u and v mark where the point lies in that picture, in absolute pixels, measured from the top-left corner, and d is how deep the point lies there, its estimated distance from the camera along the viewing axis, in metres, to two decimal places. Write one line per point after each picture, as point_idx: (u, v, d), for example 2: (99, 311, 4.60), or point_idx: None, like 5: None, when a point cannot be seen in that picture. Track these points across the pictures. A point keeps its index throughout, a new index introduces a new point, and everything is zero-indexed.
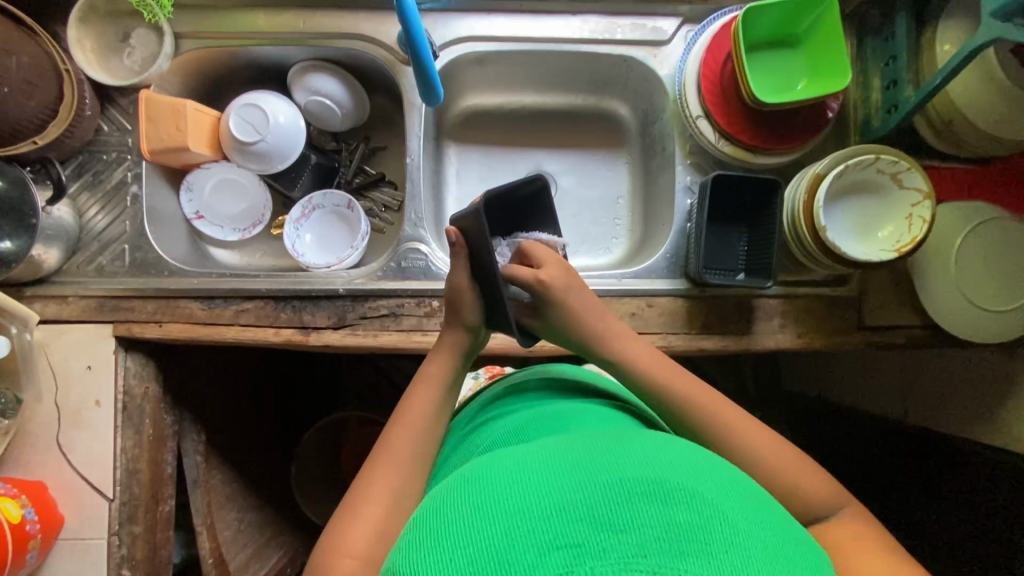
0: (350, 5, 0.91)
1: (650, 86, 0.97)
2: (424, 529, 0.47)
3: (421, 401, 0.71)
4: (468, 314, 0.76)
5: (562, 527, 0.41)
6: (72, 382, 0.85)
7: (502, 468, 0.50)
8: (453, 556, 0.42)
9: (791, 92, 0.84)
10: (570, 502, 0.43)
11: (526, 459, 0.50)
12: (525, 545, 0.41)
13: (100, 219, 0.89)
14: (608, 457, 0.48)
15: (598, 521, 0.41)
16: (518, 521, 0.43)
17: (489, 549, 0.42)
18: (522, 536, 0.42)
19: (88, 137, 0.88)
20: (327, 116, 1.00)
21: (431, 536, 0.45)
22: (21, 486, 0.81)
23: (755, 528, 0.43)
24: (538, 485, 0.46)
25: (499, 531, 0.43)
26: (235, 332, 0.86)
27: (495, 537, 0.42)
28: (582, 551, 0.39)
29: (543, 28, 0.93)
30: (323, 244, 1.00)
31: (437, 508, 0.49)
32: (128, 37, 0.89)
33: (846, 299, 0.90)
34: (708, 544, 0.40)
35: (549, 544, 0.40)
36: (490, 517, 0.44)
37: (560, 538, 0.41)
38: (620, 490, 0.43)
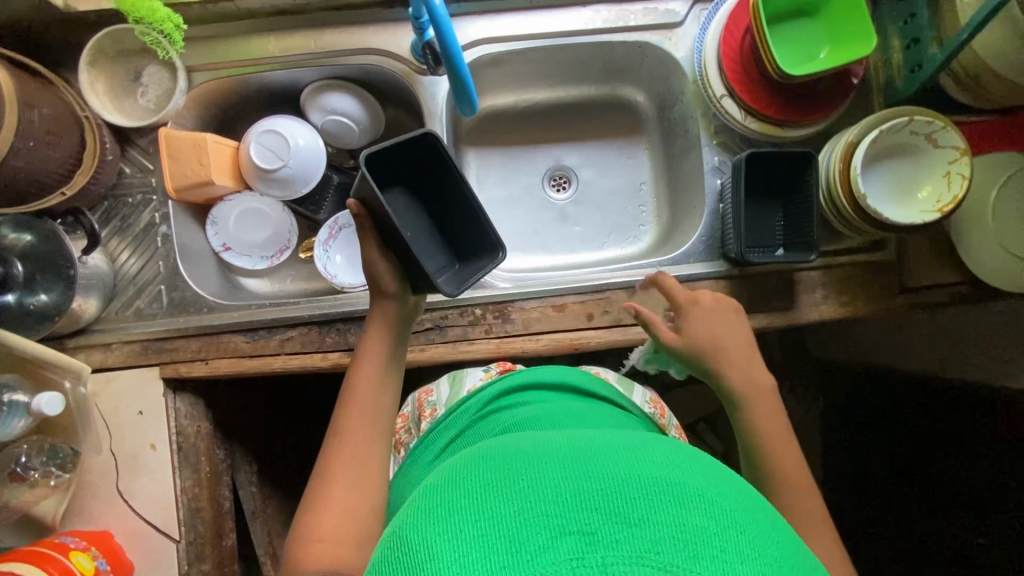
0: (361, 19, 0.90)
1: (666, 70, 0.96)
2: (430, 502, 0.46)
3: (365, 372, 0.72)
4: (388, 282, 0.73)
5: (576, 512, 0.40)
6: (126, 429, 0.85)
7: (515, 456, 0.49)
8: (461, 528, 0.41)
9: (814, 62, 0.83)
10: (585, 488, 0.42)
11: (541, 449, 0.49)
12: (538, 526, 0.40)
13: (132, 263, 0.88)
14: (626, 453, 0.47)
15: (613, 510, 0.40)
16: (530, 501, 0.42)
17: (498, 526, 0.40)
18: (532, 518, 0.40)
19: (111, 181, 0.87)
20: (345, 135, 0.99)
21: (438, 510, 0.44)
22: (88, 537, 0.81)
23: (770, 542, 0.42)
24: (553, 470, 0.45)
25: (509, 508, 0.42)
26: (283, 361, 0.85)
27: (502, 516, 0.41)
28: (593, 540, 0.39)
29: (556, 22, 0.91)
30: (354, 262, 1.00)
31: (446, 484, 0.48)
32: (140, 76, 0.88)
33: (884, 263, 0.91)
34: (724, 552, 0.39)
35: (559, 529, 0.39)
36: (499, 497, 0.43)
37: (572, 524, 0.40)
38: (639, 486, 0.42)
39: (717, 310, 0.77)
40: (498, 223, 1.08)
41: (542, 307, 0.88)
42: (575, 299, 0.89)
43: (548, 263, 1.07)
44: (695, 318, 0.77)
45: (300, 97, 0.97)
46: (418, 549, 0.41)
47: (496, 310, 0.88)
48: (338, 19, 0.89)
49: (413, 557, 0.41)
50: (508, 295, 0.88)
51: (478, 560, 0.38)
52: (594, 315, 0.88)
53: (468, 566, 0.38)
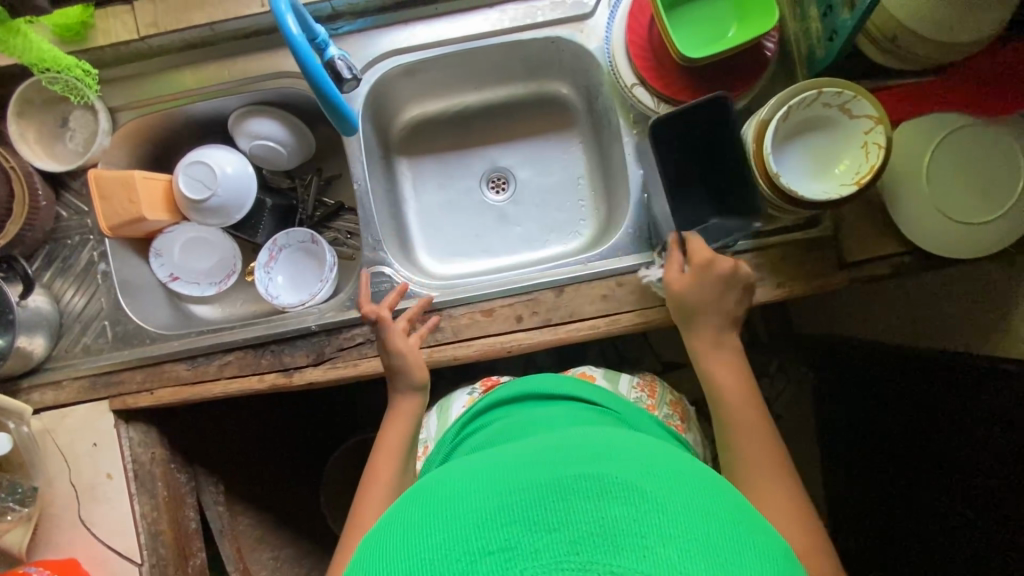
0: (269, 44, 0.90)
1: (584, 63, 0.95)
2: (372, 545, 0.47)
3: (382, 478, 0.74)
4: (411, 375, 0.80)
5: (495, 531, 0.41)
6: (83, 461, 0.89)
7: (448, 482, 0.50)
8: (390, 571, 0.42)
9: (722, 41, 0.80)
10: (505, 505, 0.43)
11: (472, 471, 0.50)
12: (459, 553, 0.41)
13: (77, 301, 0.92)
14: (550, 458, 0.48)
15: (532, 521, 0.41)
16: (454, 527, 0.43)
17: (423, 562, 0.41)
18: (454, 544, 0.41)
19: (49, 226, 0.91)
20: (274, 158, 1.00)
21: (377, 552, 0.45)
22: (52, 566, 0.85)
23: (698, 514, 0.42)
24: (476, 493, 0.46)
25: (436, 539, 0.42)
26: (222, 385, 0.88)
27: (428, 549, 0.42)
28: (511, 556, 0.39)
29: (463, 26, 0.91)
30: (297, 280, 1.02)
31: (388, 523, 0.49)
32: (67, 121, 0.91)
33: (822, 239, 0.88)
34: (645, 537, 0.39)
35: (480, 551, 0.40)
36: (427, 528, 0.44)
37: (490, 543, 0.40)
38: (555, 489, 0.43)
39: (725, 276, 0.78)
40: (437, 230, 1.08)
41: (470, 313, 0.88)
42: (502, 302, 0.88)
43: (489, 266, 1.07)
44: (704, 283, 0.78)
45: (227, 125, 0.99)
46: None
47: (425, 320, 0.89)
48: (248, 46, 0.90)
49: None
50: (435, 304, 0.89)
51: None
52: (524, 317, 0.88)
53: None
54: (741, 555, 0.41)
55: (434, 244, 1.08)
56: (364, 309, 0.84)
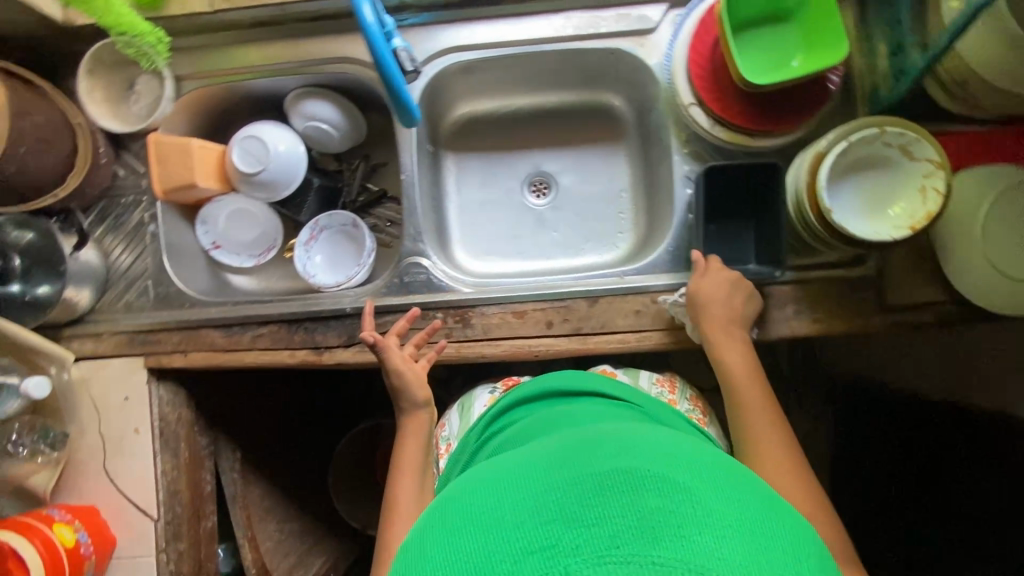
0: (335, 29, 0.92)
1: (641, 77, 0.95)
2: (414, 550, 0.48)
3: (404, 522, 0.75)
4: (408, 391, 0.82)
5: (537, 530, 0.42)
6: (114, 413, 0.92)
7: (482, 483, 0.51)
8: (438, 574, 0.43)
9: (786, 70, 0.79)
10: (544, 504, 0.44)
11: (504, 471, 0.51)
12: (504, 553, 0.42)
13: (124, 259, 0.95)
14: (579, 455, 0.49)
15: (572, 519, 0.42)
16: (495, 529, 0.44)
17: (469, 564, 0.42)
18: (498, 545, 0.42)
19: (106, 183, 0.94)
20: (325, 139, 1.02)
21: (421, 556, 0.46)
22: (75, 511, 0.88)
23: (730, 505, 0.43)
24: (513, 494, 0.47)
25: (480, 541, 0.44)
26: (254, 356, 0.90)
27: (472, 552, 0.43)
28: (554, 553, 0.40)
29: (526, 29, 0.91)
30: (334, 261, 1.04)
31: (427, 528, 0.50)
32: (134, 85, 0.95)
33: (865, 279, 0.86)
34: (682, 528, 0.40)
35: (524, 551, 0.41)
36: (468, 531, 0.45)
37: (533, 542, 0.41)
38: (591, 486, 0.44)
39: (731, 278, 0.82)
40: (475, 227, 1.09)
41: (502, 313, 0.89)
42: (535, 306, 0.88)
43: (523, 268, 1.07)
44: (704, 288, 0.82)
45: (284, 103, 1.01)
46: None
47: (457, 315, 0.89)
48: (315, 28, 0.92)
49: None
50: (468, 300, 0.89)
51: None
52: (554, 323, 0.88)
53: None
54: (774, 542, 0.42)
55: (471, 240, 1.09)
56: (363, 335, 0.83)
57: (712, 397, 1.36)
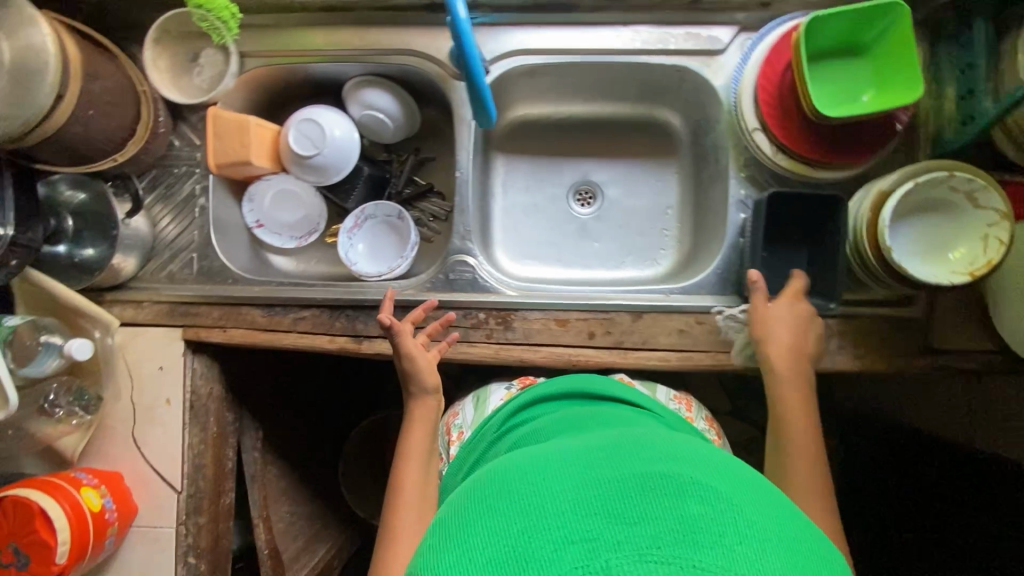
0: (404, 21, 0.92)
1: (703, 97, 0.95)
2: (446, 529, 0.48)
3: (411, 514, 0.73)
4: (417, 378, 0.82)
5: (578, 522, 0.42)
6: (147, 382, 0.91)
7: (516, 468, 0.51)
8: (473, 553, 0.43)
9: (855, 104, 0.80)
10: (585, 496, 0.43)
11: (538, 459, 0.51)
12: (543, 540, 0.41)
13: (170, 229, 0.95)
14: (618, 453, 0.48)
15: (614, 515, 0.41)
16: (534, 515, 0.43)
17: (506, 546, 0.42)
18: (536, 532, 0.42)
19: (161, 152, 0.94)
20: (379, 129, 1.02)
21: (454, 535, 0.46)
22: (101, 476, 0.88)
23: (768, 520, 0.43)
24: (550, 481, 0.46)
25: (518, 526, 0.43)
26: (294, 338, 0.90)
27: (509, 535, 0.43)
28: (596, 546, 0.40)
29: (595, 38, 0.91)
30: (376, 250, 1.04)
31: (459, 509, 0.50)
32: (198, 57, 0.94)
33: (911, 320, 0.86)
34: (723, 537, 0.40)
35: (564, 539, 0.41)
36: (505, 514, 0.45)
37: (574, 532, 0.41)
38: (633, 485, 0.44)
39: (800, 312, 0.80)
40: (517, 230, 1.09)
41: (545, 319, 0.88)
42: (579, 316, 0.88)
43: (562, 276, 1.07)
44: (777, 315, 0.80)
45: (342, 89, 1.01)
46: None
47: (499, 316, 0.89)
48: (384, 18, 0.92)
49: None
50: (512, 303, 0.89)
51: None
52: (596, 334, 0.88)
53: None
54: (810, 561, 0.42)
55: (512, 242, 1.09)
56: (381, 318, 0.81)
57: (729, 421, 1.36)
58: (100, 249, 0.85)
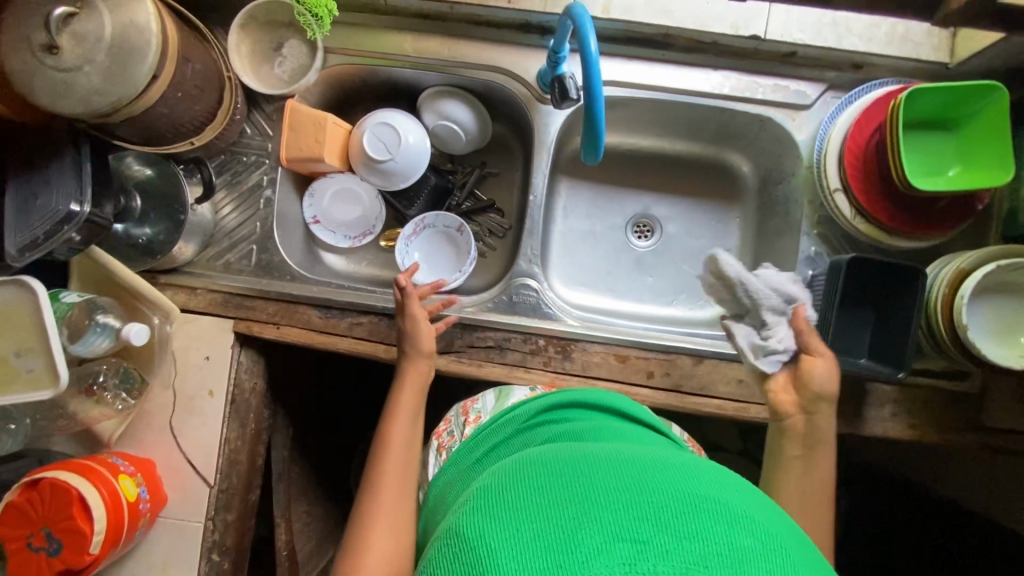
0: (495, 38, 0.91)
1: (781, 148, 0.95)
2: (486, 497, 0.47)
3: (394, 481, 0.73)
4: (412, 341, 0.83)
5: (629, 521, 0.41)
6: (191, 370, 0.89)
7: (565, 458, 0.49)
8: (517, 525, 0.42)
9: (941, 177, 0.81)
10: (638, 499, 0.42)
11: (590, 455, 0.50)
12: (591, 529, 0.40)
13: (232, 218, 0.93)
14: (674, 468, 0.47)
15: (665, 522, 0.40)
16: (584, 506, 0.42)
17: (552, 526, 0.41)
18: (585, 520, 0.41)
19: (232, 138, 0.92)
20: (451, 140, 1.01)
21: (497, 503, 0.45)
22: (136, 463, 0.85)
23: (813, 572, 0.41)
24: (603, 478, 0.45)
25: (564, 511, 0.42)
26: (348, 343, 0.89)
27: (555, 517, 0.42)
28: (643, 549, 0.39)
29: (683, 78, 0.91)
30: (432, 259, 1.03)
31: (502, 482, 0.48)
32: (281, 47, 0.92)
33: (964, 395, 0.87)
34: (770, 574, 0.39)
35: (612, 535, 0.40)
36: (553, 498, 0.44)
37: (624, 530, 0.40)
38: (687, 500, 0.42)
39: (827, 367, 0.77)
40: (572, 256, 1.09)
41: (604, 353, 0.88)
42: (639, 354, 0.88)
43: (612, 306, 1.07)
44: (812, 341, 0.76)
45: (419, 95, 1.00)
46: (477, 542, 0.42)
47: (559, 345, 0.88)
48: (476, 33, 0.91)
49: (470, 548, 0.42)
50: (573, 333, 0.88)
51: (536, 557, 0.39)
52: (655, 375, 0.87)
53: (526, 563, 0.39)
54: None
55: (565, 267, 1.08)
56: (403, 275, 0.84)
57: (743, 462, 1.31)
58: (159, 228, 0.85)
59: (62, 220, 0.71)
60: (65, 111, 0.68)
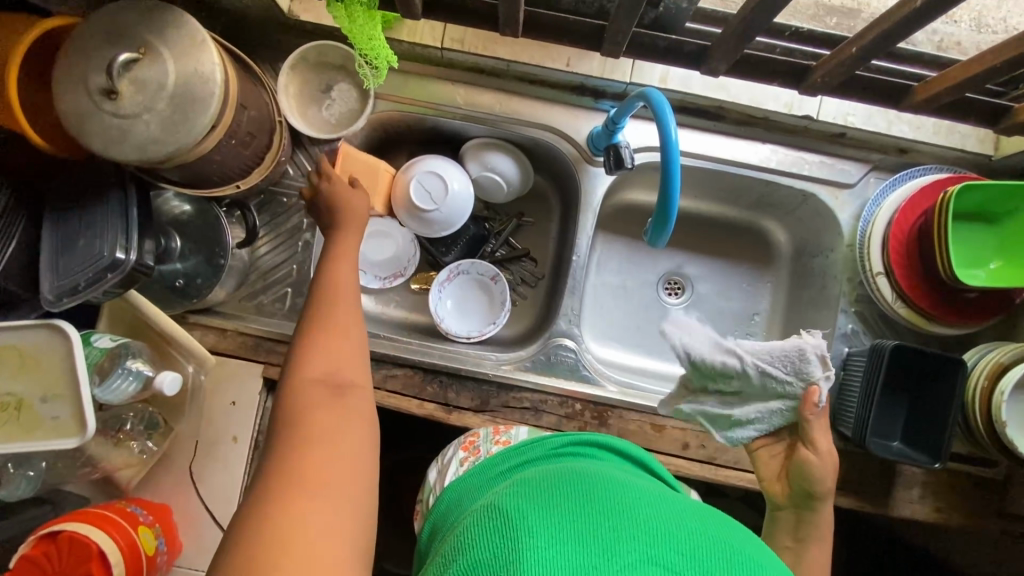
0: (547, 97, 0.91)
1: (820, 222, 0.96)
2: (531, 495, 0.51)
3: (347, 277, 0.70)
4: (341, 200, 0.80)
5: (668, 551, 0.44)
6: (216, 416, 0.86)
7: (606, 483, 0.53)
8: (564, 523, 0.46)
9: (982, 268, 0.83)
10: (675, 535, 0.46)
11: (628, 486, 0.53)
12: (629, 547, 0.44)
13: (267, 258, 0.91)
14: (708, 519, 0.50)
15: (697, 560, 0.44)
16: (625, 527, 0.46)
17: (595, 536, 0.45)
18: (625, 538, 0.45)
19: (275, 179, 0.90)
20: (491, 189, 1.00)
21: (546, 501, 0.49)
22: (153, 511, 0.81)
23: None
24: (642, 509, 0.49)
25: (604, 521, 0.46)
26: (381, 396, 0.87)
27: (598, 527, 0.46)
28: None
29: (732, 149, 0.91)
30: (464, 306, 1.02)
31: (547, 485, 0.52)
32: (330, 89, 0.91)
33: (990, 481, 0.88)
34: None
35: (648, 560, 0.44)
36: (597, 511, 0.48)
37: (660, 558, 0.44)
38: (720, 550, 0.46)
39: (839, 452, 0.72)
40: (602, 310, 1.08)
41: (641, 421, 0.87)
42: (675, 423, 0.87)
43: (642, 364, 1.06)
44: (811, 429, 0.71)
45: (468, 143, 0.97)
46: (523, 529, 0.46)
47: (595, 411, 0.87)
48: (528, 90, 0.91)
49: (511, 526, 0.46)
50: (610, 399, 0.87)
51: (579, 558, 0.43)
52: (690, 445, 0.87)
53: (568, 560, 0.43)
54: None
55: (595, 322, 1.08)
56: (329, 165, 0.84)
57: None
58: (192, 267, 0.82)
59: (107, 268, 0.69)
60: (118, 158, 0.66)
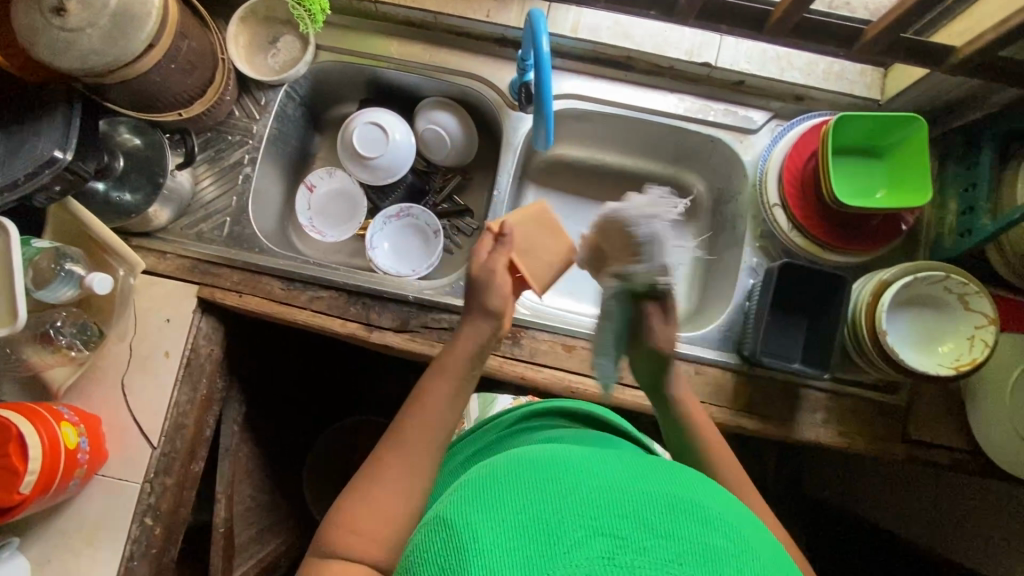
0: (473, 48, 1.00)
1: (729, 168, 1.02)
2: (465, 488, 0.47)
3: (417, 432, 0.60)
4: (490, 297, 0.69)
5: (611, 516, 0.41)
6: (150, 331, 0.91)
7: (541, 455, 0.49)
8: (501, 515, 0.42)
9: (869, 197, 0.88)
10: (619, 496, 0.43)
11: (566, 453, 0.49)
12: (573, 522, 0.40)
13: (210, 191, 0.98)
14: (651, 470, 0.47)
15: (642, 520, 0.41)
16: (566, 499, 0.42)
17: (535, 518, 0.41)
18: (567, 513, 0.41)
19: (220, 117, 0.98)
20: (433, 145, 1.07)
21: (482, 493, 0.44)
22: (81, 416, 0.86)
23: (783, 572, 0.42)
24: (584, 476, 0.45)
25: (549, 503, 0.42)
26: (306, 316, 0.92)
27: (538, 508, 0.42)
28: (622, 543, 0.39)
29: (641, 98, 0.99)
30: (400, 251, 1.06)
31: (484, 471, 0.48)
32: (276, 40, 1.00)
33: (894, 407, 0.90)
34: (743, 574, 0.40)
35: (592, 530, 0.40)
36: (537, 489, 0.43)
37: (607, 526, 0.40)
38: (665, 503, 0.43)
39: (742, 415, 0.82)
40: None
41: (552, 341, 0.91)
42: (585, 344, 0.91)
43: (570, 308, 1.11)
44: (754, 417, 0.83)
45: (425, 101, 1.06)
46: (463, 531, 0.41)
47: (509, 331, 0.91)
48: (455, 43, 1.00)
49: (457, 534, 0.41)
50: (522, 321, 0.92)
51: (519, 548, 0.39)
52: None
53: (509, 553, 0.39)
54: None
55: None
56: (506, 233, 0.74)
57: None
58: (134, 193, 0.89)
59: (43, 164, 0.76)
60: (63, 67, 0.74)
